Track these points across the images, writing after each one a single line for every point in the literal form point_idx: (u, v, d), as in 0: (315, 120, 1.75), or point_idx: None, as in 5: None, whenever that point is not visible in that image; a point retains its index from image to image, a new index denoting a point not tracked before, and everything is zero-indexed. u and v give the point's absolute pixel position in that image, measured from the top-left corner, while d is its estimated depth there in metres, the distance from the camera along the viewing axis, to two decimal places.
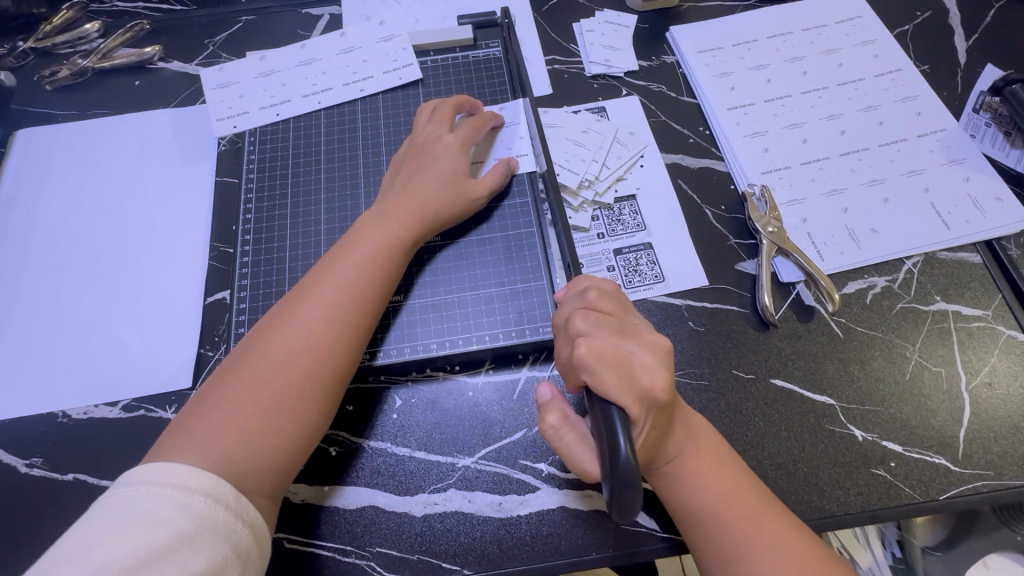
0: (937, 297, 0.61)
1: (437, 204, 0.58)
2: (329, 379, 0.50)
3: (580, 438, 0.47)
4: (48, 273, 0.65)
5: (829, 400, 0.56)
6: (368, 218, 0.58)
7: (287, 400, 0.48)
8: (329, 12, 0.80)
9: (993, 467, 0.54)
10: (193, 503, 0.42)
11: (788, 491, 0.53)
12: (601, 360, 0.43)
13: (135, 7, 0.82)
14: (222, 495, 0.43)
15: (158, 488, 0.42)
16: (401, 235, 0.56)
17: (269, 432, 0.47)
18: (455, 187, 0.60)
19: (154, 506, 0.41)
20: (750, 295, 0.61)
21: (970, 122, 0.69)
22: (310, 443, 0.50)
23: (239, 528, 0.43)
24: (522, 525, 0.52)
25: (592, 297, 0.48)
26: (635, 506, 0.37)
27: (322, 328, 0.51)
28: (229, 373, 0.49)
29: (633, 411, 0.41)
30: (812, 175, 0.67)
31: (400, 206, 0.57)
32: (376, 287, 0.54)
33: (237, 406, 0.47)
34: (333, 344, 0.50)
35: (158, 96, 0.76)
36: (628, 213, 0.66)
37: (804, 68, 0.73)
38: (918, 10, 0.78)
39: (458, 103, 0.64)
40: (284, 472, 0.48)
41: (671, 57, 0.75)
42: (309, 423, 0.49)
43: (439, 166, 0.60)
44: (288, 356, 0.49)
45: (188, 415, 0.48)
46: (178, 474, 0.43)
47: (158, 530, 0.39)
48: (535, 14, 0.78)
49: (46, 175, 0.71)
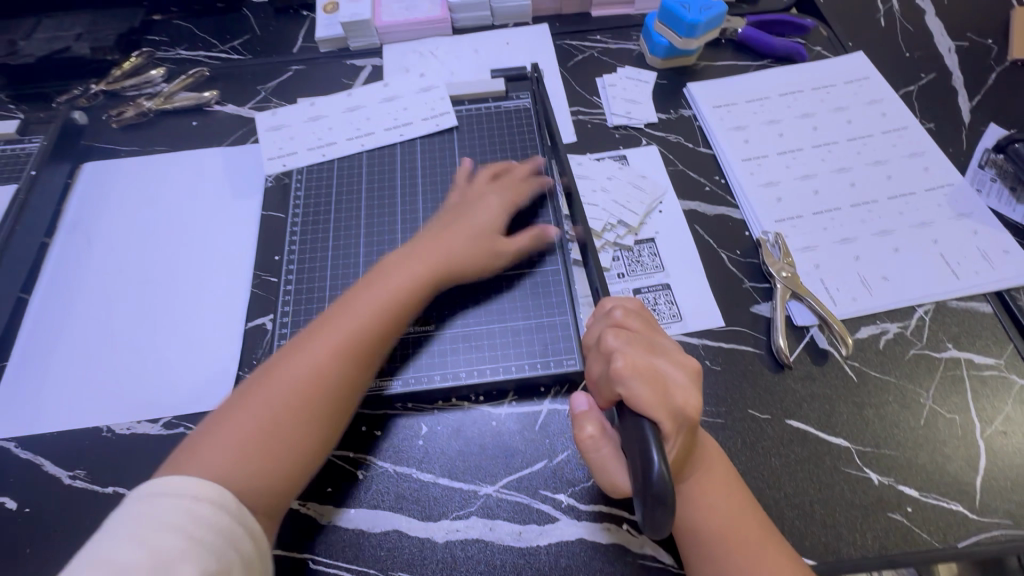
0: (948, 344, 0.63)
1: (463, 252, 0.62)
2: (330, 404, 0.53)
3: (614, 452, 0.46)
4: (102, 296, 0.70)
5: (845, 443, 0.58)
6: (397, 259, 0.61)
7: (287, 421, 0.51)
8: (372, 64, 0.87)
9: (1011, 516, 0.54)
10: (199, 508, 0.44)
11: (806, 532, 0.54)
12: (637, 375, 0.44)
13: (196, 55, 0.90)
14: (225, 502, 0.45)
15: (165, 495, 0.44)
16: (430, 270, 0.60)
17: (269, 453, 0.49)
18: (485, 240, 0.64)
19: (161, 512, 0.43)
20: (765, 336, 0.64)
21: (976, 177, 0.73)
22: (305, 468, 0.52)
23: (241, 535, 0.45)
24: (542, 555, 0.54)
25: (620, 316, 0.50)
26: (668, 523, 0.37)
27: (326, 355, 0.54)
28: (240, 396, 0.52)
29: (666, 426, 0.42)
30: (824, 225, 0.70)
31: (428, 250, 0.61)
32: (392, 321, 0.57)
33: (242, 425, 0.50)
34: (336, 371, 0.53)
35: (213, 136, 0.83)
36: (647, 255, 0.69)
37: (815, 124, 0.78)
38: (922, 73, 0.83)
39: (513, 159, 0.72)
40: (281, 493, 0.50)
41: (688, 111, 0.80)
42: (309, 446, 0.52)
43: (480, 216, 0.65)
44: (294, 379, 0.52)
45: (199, 433, 0.51)
46: (184, 483, 0.45)
47: (170, 535, 0.41)
48: (561, 69, 0.85)
49: (107, 204, 0.77)
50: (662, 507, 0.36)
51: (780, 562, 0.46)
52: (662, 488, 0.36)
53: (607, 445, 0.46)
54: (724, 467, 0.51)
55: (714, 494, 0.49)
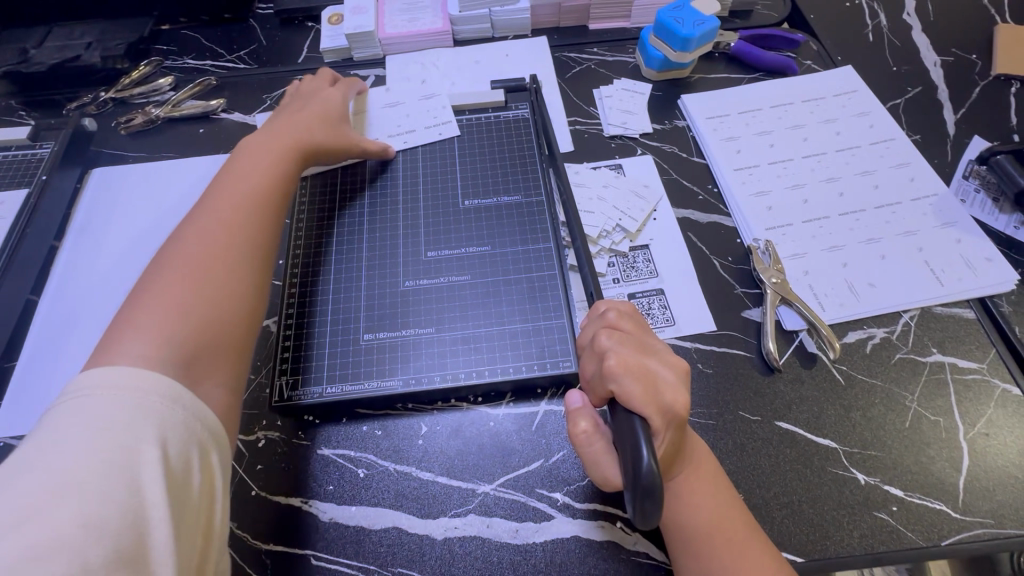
0: (933, 349, 0.65)
1: (310, 123, 0.73)
2: (249, 250, 0.58)
3: (606, 447, 0.48)
4: (109, 297, 0.72)
5: (832, 443, 0.59)
6: (250, 143, 0.70)
7: (215, 272, 0.55)
8: (375, 74, 0.90)
9: (993, 515, 0.56)
10: (148, 402, 0.43)
11: (794, 530, 0.55)
12: (628, 372, 0.46)
13: (204, 64, 0.93)
14: (169, 392, 0.45)
15: (106, 392, 0.43)
16: (259, 160, 0.67)
17: (209, 300, 0.53)
18: (331, 121, 0.75)
19: (106, 409, 0.42)
20: (756, 341, 0.66)
21: (960, 187, 0.75)
22: (248, 289, 0.56)
23: (196, 427, 0.45)
24: (538, 552, 0.55)
25: (613, 318, 0.52)
26: (656, 513, 0.39)
27: (230, 215, 0.60)
28: (151, 280, 0.53)
29: (656, 422, 0.44)
30: (812, 233, 0.72)
31: (274, 131, 0.71)
32: (245, 198, 0.62)
33: (170, 290, 0.52)
34: (245, 224, 0.60)
35: (220, 142, 0.85)
36: (642, 261, 0.71)
37: (804, 134, 0.80)
38: (909, 86, 0.86)
39: (321, 84, 0.80)
40: (228, 340, 0.53)
41: (682, 122, 0.83)
42: (243, 285, 0.56)
43: (313, 104, 0.76)
44: (208, 242, 0.57)
45: (118, 321, 0.50)
46: (118, 373, 0.44)
47: (119, 430, 0.41)
48: (559, 80, 0.88)
49: (116, 209, 0.79)
50: (651, 499, 0.38)
51: (764, 561, 0.48)
52: (651, 480, 0.38)
53: (600, 440, 0.48)
54: (713, 469, 0.53)
55: (702, 494, 0.51)
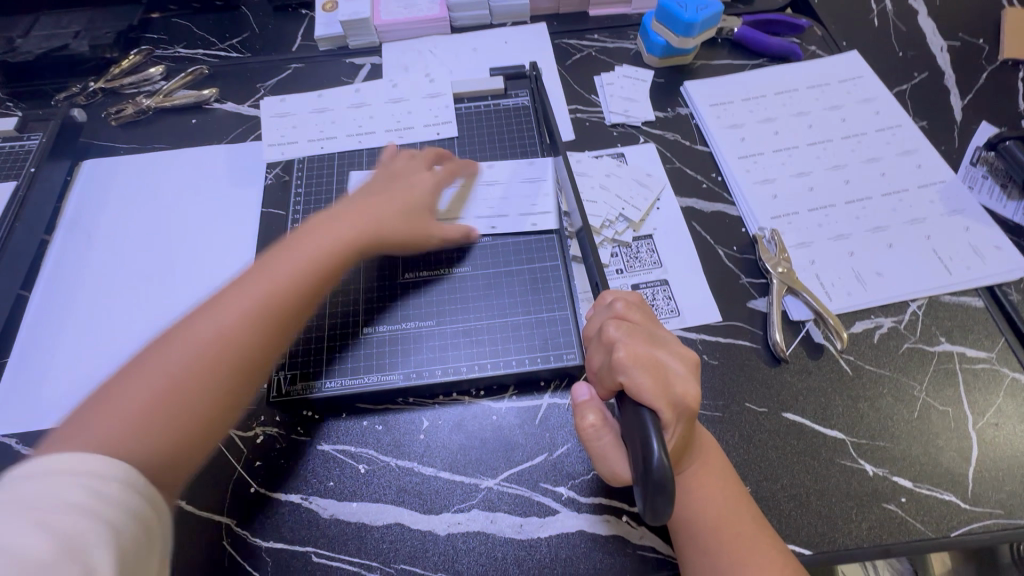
0: (942, 338, 0.64)
1: (390, 225, 0.62)
2: (237, 372, 0.48)
3: (615, 441, 0.47)
4: (102, 293, 0.70)
5: (840, 435, 0.59)
6: (318, 224, 0.60)
7: (190, 387, 0.46)
8: (371, 62, 0.87)
9: (1003, 506, 0.55)
10: (72, 484, 0.36)
11: (803, 523, 0.55)
12: (637, 364, 0.45)
13: (195, 53, 0.90)
14: (104, 475, 0.38)
15: (29, 476, 0.36)
16: (342, 243, 0.58)
17: (169, 421, 0.44)
18: (414, 219, 0.64)
19: (29, 493, 0.35)
20: (762, 331, 0.64)
21: (968, 174, 0.74)
22: (214, 427, 0.47)
23: (129, 503, 0.38)
24: (543, 547, 0.54)
25: (621, 308, 0.51)
26: (668, 509, 0.38)
27: (231, 326, 0.49)
28: (125, 370, 0.46)
29: (666, 415, 0.43)
30: (819, 221, 0.71)
31: (352, 220, 0.60)
32: (256, 306, 0.51)
33: (137, 395, 0.44)
34: (242, 344, 0.49)
35: (213, 133, 0.83)
36: (645, 251, 0.70)
37: (809, 122, 0.79)
38: (915, 72, 0.84)
39: (421, 161, 0.69)
40: (184, 468, 0.45)
41: (685, 109, 0.81)
42: (217, 413, 0.47)
43: (403, 195, 0.64)
44: (192, 350, 0.47)
45: (81, 413, 0.44)
46: (44, 461, 0.37)
47: (64, 517, 0.34)
48: (559, 67, 0.86)
49: (107, 202, 0.77)
50: (661, 495, 0.37)
51: (775, 559, 0.47)
52: (662, 475, 0.37)
53: (608, 435, 0.47)
54: (722, 463, 0.52)
55: (712, 488, 0.50)
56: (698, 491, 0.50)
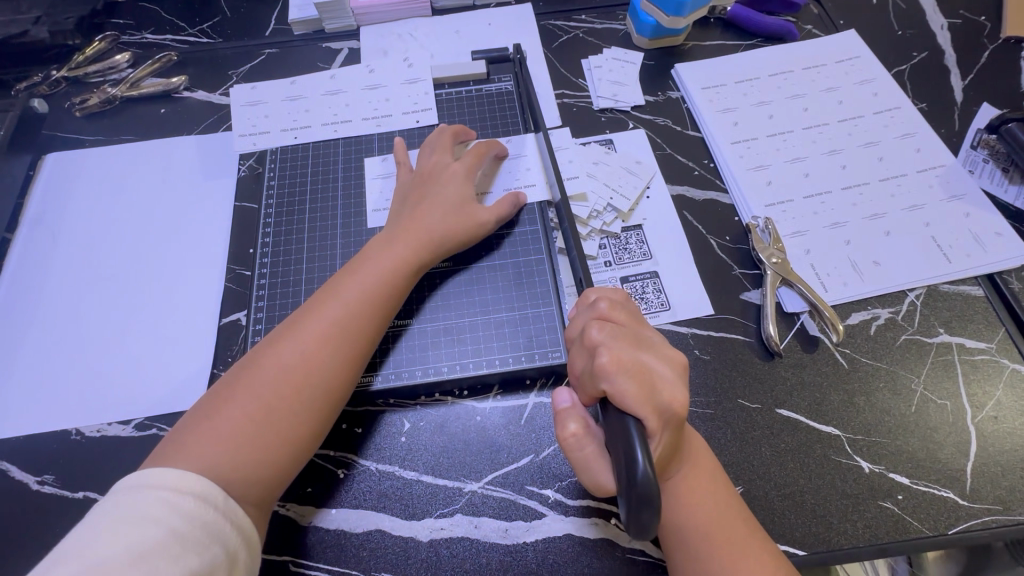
0: (940, 329, 0.62)
1: (442, 228, 0.60)
2: (319, 397, 0.51)
3: (598, 450, 0.45)
4: (69, 293, 0.67)
5: (836, 431, 0.57)
6: (385, 235, 0.60)
7: (276, 413, 0.49)
8: (349, 47, 0.83)
9: (1001, 502, 0.54)
10: (185, 503, 0.42)
11: (797, 522, 0.53)
12: (622, 370, 0.42)
13: (164, 39, 0.86)
14: (215, 497, 0.44)
15: (150, 489, 0.42)
16: (407, 258, 0.58)
17: (257, 445, 0.48)
18: (463, 212, 0.62)
19: (146, 505, 0.41)
20: (755, 324, 0.62)
21: (968, 158, 0.71)
22: (304, 448, 0.50)
23: (228, 529, 0.44)
24: (529, 552, 0.52)
25: (604, 308, 0.49)
26: (653, 521, 0.36)
27: (313, 351, 0.52)
28: (224, 389, 0.50)
29: (651, 423, 0.40)
30: (814, 209, 0.68)
31: (407, 231, 0.59)
32: (336, 331, 0.53)
33: (232, 415, 0.48)
34: (322, 368, 0.51)
35: (183, 124, 0.79)
36: (634, 242, 0.67)
37: (805, 105, 0.76)
38: (914, 51, 0.81)
39: (445, 143, 0.66)
40: (272, 484, 0.49)
41: (676, 93, 0.78)
42: (301, 435, 0.50)
43: (447, 193, 0.62)
44: (280, 372, 0.50)
45: (185, 425, 0.49)
46: (169, 475, 0.43)
47: (148, 526, 0.40)
48: (545, 50, 0.82)
49: (74, 198, 0.73)
50: (647, 508, 0.35)
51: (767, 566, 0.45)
52: (647, 487, 0.35)
53: (592, 442, 0.45)
54: (711, 467, 0.50)
55: (702, 492, 0.48)
56: (687, 495, 0.48)
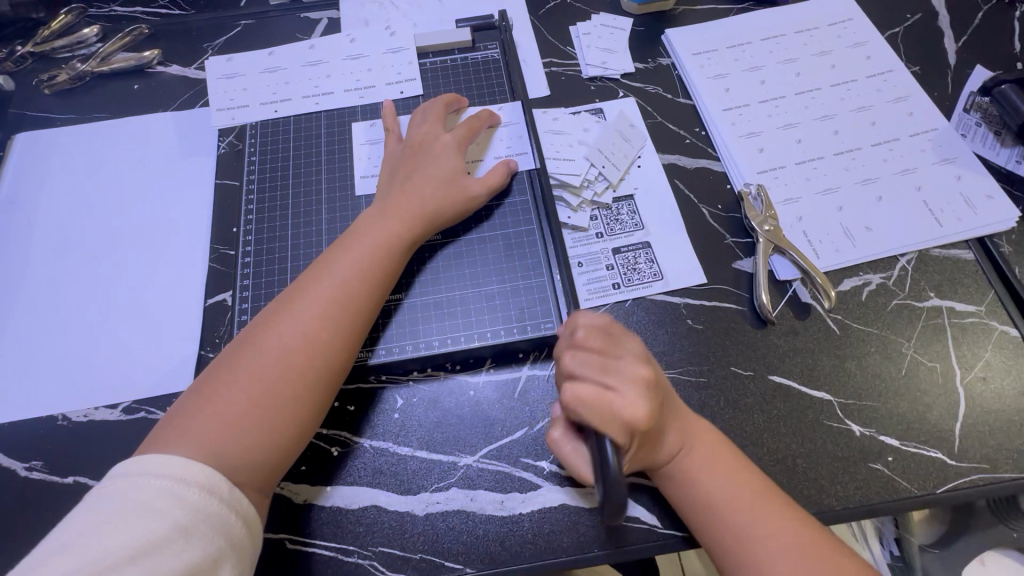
0: (931, 293, 0.62)
1: (436, 201, 0.59)
2: (323, 377, 0.50)
3: (577, 451, 0.48)
4: (46, 278, 0.65)
5: (827, 396, 0.57)
6: (375, 209, 0.59)
7: (281, 395, 0.48)
8: (328, 16, 0.80)
9: (988, 460, 0.55)
10: (188, 494, 0.42)
11: (789, 486, 0.53)
12: (583, 406, 0.43)
13: (133, 11, 0.82)
14: (219, 488, 0.44)
15: (152, 479, 0.42)
16: (403, 232, 0.57)
17: (262, 427, 0.47)
18: (453, 185, 0.60)
19: (149, 496, 0.41)
20: (748, 293, 0.62)
21: (960, 120, 0.71)
22: (308, 427, 0.50)
23: (233, 519, 0.43)
24: (525, 523, 0.53)
25: (580, 335, 0.47)
26: (619, 514, 0.39)
27: (315, 329, 0.51)
28: (222, 371, 0.49)
29: (620, 442, 0.42)
30: (807, 175, 0.67)
31: (399, 205, 0.58)
32: (336, 309, 0.52)
33: (234, 398, 0.48)
34: (325, 347, 0.51)
35: (158, 100, 0.76)
36: (626, 213, 0.66)
37: (798, 69, 0.74)
38: (908, 13, 0.79)
39: (433, 111, 0.64)
40: (278, 466, 0.48)
41: (666, 59, 0.76)
42: (307, 415, 0.50)
43: (438, 165, 0.61)
44: (282, 352, 0.49)
45: (183, 409, 0.48)
46: (173, 464, 0.43)
47: (151, 518, 0.39)
48: (532, 17, 0.79)
49: (47, 179, 0.71)
50: (616, 513, 0.38)
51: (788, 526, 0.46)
52: (608, 497, 0.38)
53: (572, 440, 0.48)
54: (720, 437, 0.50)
55: (713, 464, 0.49)
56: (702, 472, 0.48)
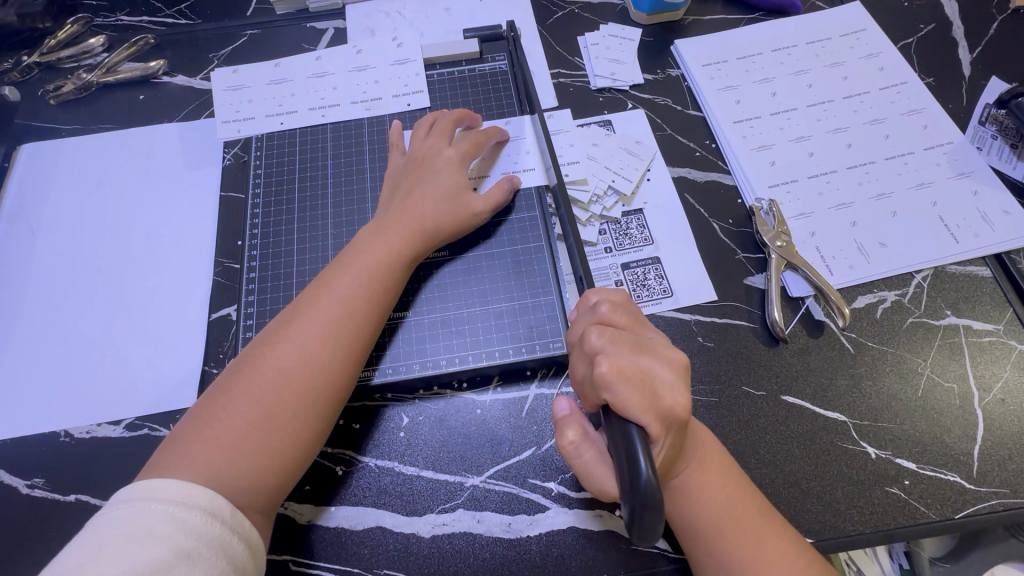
0: (947, 311, 0.60)
1: (437, 218, 0.58)
2: (321, 397, 0.49)
3: (597, 455, 0.44)
4: (50, 291, 0.65)
5: (841, 417, 0.56)
6: (372, 227, 0.58)
7: (278, 417, 0.48)
8: (334, 26, 0.79)
9: (1008, 485, 0.53)
10: (190, 518, 0.41)
11: (803, 510, 0.52)
12: (623, 379, 0.41)
13: (140, 21, 0.81)
14: (220, 511, 0.43)
15: (154, 504, 0.41)
16: (401, 249, 0.56)
17: (261, 451, 0.47)
18: (457, 202, 0.59)
19: (151, 522, 0.40)
20: (760, 310, 0.61)
21: (976, 134, 0.70)
22: (308, 449, 0.49)
23: (235, 542, 0.43)
24: (533, 546, 0.52)
25: (605, 312, 0.47)
26: (657, 528, 0.35)
27: (313, 349, 0.50)
28: (220, 394, 0.48)
29: (654, 431, 0.40)
30: (820, 189, 0.66)
31: (400, 220, 0.57)
32: (334, 328, 0.51)
33: (232, 421, 0.47)
34: (323, 367, 0.50)
35: (164, 110, 0.75)
36: (635, 227, 0.65)
37: (809, 81, 0.73)
38: (921, 23, 0.78)
39: (443, 123, 0.63)
40: (277, 491, 0.47)
41: (676, 71, 0.75)
42: (306, 437, 0.49)
43: (440, 180, 0.60)
44: (280, 373, 0.49)
45: (181, 433, 0.47)
46: (171, 489, 0.42)
47: (153, 542, 0.39)
48: (540, 27, 0.79)
49: (52, 190, 0.70)
50: (652, 511, 0.34)
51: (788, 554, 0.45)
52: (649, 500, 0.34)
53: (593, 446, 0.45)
54: (720, 455, 0.49)
55: (716, 474, 0.47)
56: (697, 493, 0.47)
